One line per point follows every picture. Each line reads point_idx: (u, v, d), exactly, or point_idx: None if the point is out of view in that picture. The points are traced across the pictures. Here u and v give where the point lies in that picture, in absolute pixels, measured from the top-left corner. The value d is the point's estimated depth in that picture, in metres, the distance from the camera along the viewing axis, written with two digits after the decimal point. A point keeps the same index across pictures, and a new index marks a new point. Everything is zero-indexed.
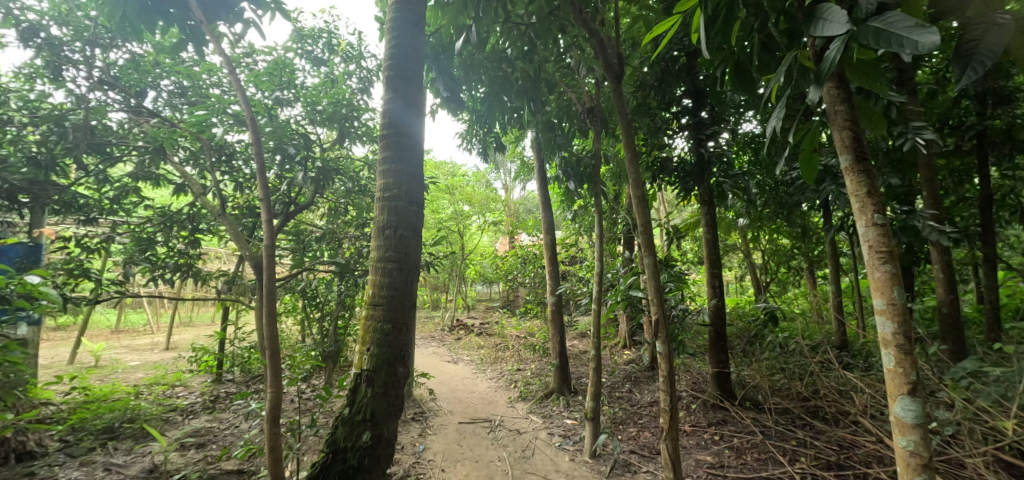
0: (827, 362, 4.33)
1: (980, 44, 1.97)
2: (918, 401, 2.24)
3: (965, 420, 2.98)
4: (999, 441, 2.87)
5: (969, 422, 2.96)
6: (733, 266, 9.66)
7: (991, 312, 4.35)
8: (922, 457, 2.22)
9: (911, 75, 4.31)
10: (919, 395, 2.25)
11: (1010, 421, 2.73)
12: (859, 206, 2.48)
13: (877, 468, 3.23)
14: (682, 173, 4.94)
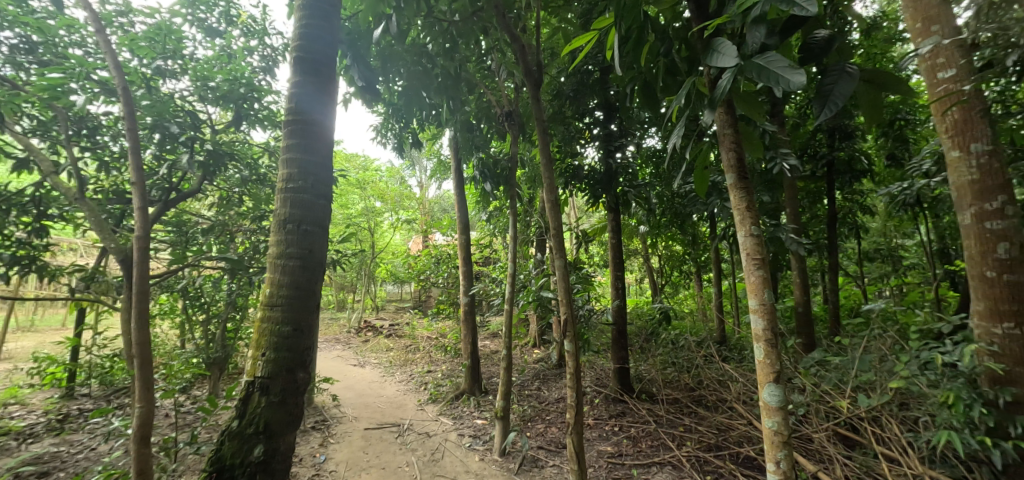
0: (709, 355, 4.88)
1: (835, 89, 2.36)
2: (782, 387, 2.62)
3: (813, 401, 3.56)
4: (836, 417, 3.45)
5: (816, 403, 3.54)
6: (634, 269, 10.49)
7: (833, 310, 5.24)
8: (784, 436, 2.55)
9: (781, 109, 5.06)
10: (781, 383, 2.62)
11: (845, 400, 3.31)
12: (740, 218, 2.85)
13: (747, 447, 3.71)
14: (593, 180, 5.25)
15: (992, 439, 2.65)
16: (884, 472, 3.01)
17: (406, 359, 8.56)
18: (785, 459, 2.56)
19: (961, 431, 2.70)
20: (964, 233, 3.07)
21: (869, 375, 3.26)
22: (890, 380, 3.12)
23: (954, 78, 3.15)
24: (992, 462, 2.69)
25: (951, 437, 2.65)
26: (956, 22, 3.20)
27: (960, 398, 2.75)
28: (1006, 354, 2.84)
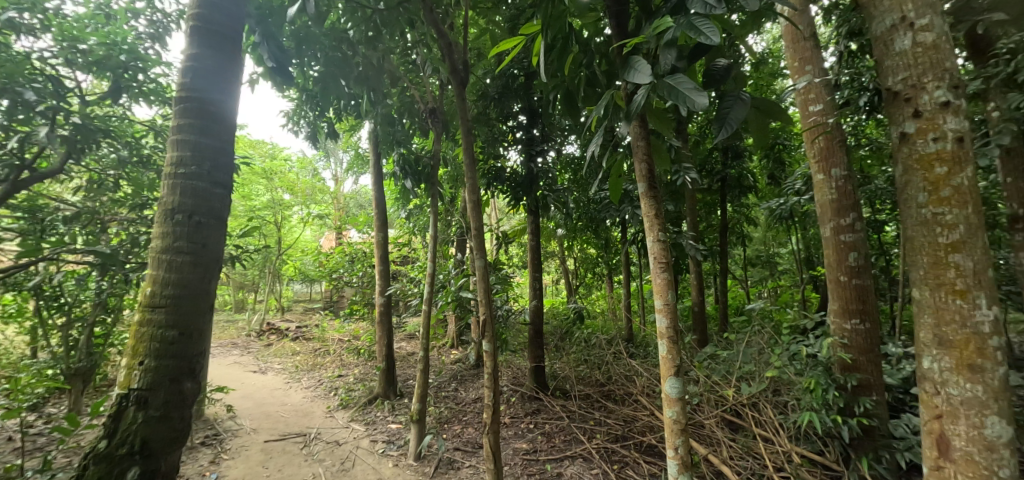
0: (617, 352, 5.21)
1: (730, 113, 2.65)
2: (682, 380, 2.87)
3: (705, 391, 3.96)
4: (723, 404, 3.86)
5: (708, 393, 3.94)
6: (551, 270, 10.92)
7: (723, 309, 5.90)
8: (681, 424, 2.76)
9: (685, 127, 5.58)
10: (681, 376, 2.85)
11: (731, 389, 3.73)
12: (649, 224, 3.09)
13: (650, 436, 4.01)
14: (514, 183, 5.38)
15: (842, 417, 3.15)
16: (760, 450, 3.41)
17: (314, 363, 8.05)
18: (682, 444, 2.79)
19: (820, 412, 3.17)
20: (824, 244, 3.60)
21: (750, 366, 3.73)
22: (767, 370, 3.56)
23: (821, 111, 3.71)
24: (841, 436, 3.20)
25: (814, 417, 3.10)
26: (824, 64, 3.76)
27: (820, 383, 3.23)
28: (853, 346, 3.34)
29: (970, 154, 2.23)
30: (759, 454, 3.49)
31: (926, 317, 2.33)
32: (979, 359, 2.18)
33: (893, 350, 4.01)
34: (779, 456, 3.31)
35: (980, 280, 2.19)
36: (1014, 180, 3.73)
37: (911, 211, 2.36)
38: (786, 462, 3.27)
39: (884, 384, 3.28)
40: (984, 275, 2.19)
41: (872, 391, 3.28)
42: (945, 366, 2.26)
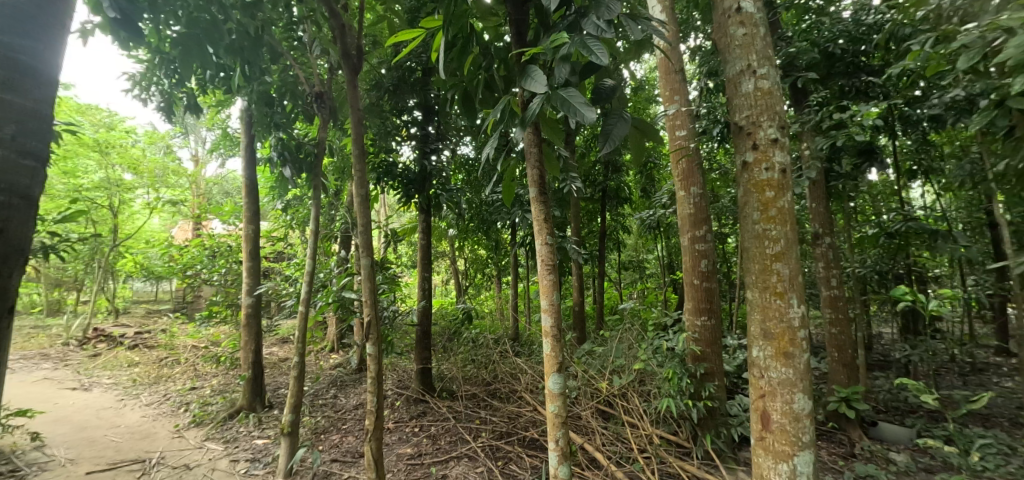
0: (503, 351, 5.37)
1: (614, 129, 2.88)
2: (564, 376, 3.03)
3: (582, 385, 4.27)
4: (597, 396, 4.21)
5: (584, 387, 4.26)
6: (440, 271, 10.97)
7: (599, 309, 6.43)
8: (562, 417, 2.91)
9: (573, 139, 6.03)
10: (563, 372, 3.03)
11: (604, 382, 4.08)
12: (539, 227, 3.22)
13: (533, 430, 4.19)
14: (406, 180, 5.20)
15: (693, 402, 3.65)
16: (628, 435, 3.79)
17: (159, 375, 6.89)
18: (563, 437, 2.95)
19: (676, 398, 3.64)
20: (683, 252, 4.14)
21: (621, 361, 4.15)
22: (634, 363, 3.99)
23: (686, 137, 4.25)
24: (692, 418, 3.70)
25: (671, 403, 3.54)
26: (689, 96, 4.32)
27: (676, 373, 3.70)
28: (701, 339, 3.91)
29: (791, 182, 2.75)
30: (626, 439, 3.87)
31: (755, 315, 2.81)
32: (793, 348, 2.69)
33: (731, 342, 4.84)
34: (643, 438, 3.72)
35: (793, 284, 2.72)
36: (817, 205, 4.70)
37: (749, 226, 2.82)
38: (648, 443, 3.68)
39: (723, 372, 3.88)
40: (796, 280, 2.72)
41: (715, 377, 3.86)
42: (768, 354, 2.75)
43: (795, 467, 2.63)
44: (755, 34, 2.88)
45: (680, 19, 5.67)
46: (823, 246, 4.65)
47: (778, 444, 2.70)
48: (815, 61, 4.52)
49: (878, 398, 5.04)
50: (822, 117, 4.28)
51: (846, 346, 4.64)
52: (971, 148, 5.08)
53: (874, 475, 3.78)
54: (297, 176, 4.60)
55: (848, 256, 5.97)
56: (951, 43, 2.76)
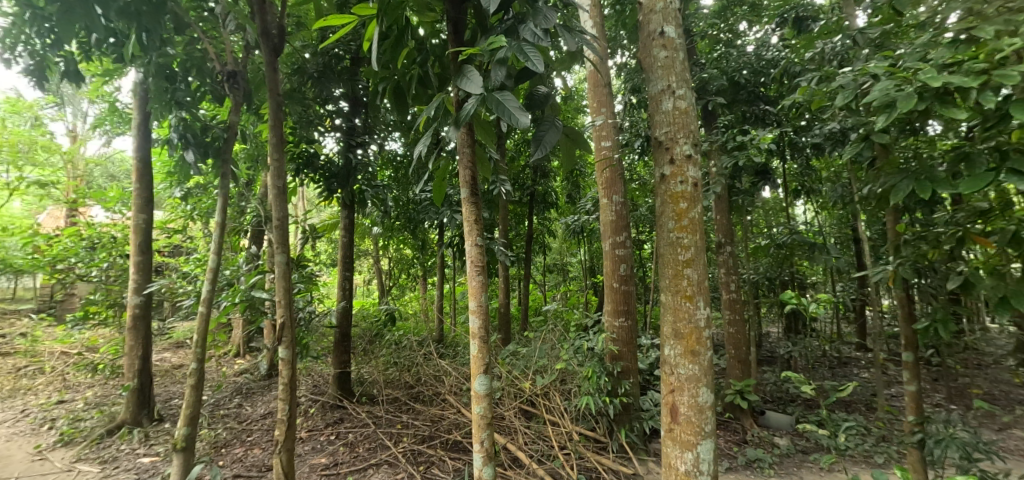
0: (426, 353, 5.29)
1: (546, 135, 2.95)
2: (491, 377, 3.03)
3: (506, 386, 4.33)
4: (520, 396, 4.27)
5: (508, 387, 4.32)
6: (363, 269, 11.35)
7: (524, 310, 6.78)
8: (487, 418, 2.91)
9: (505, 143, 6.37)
10: (489, 374, 3.00)
11: (528, 382, 4.16)
12: (469, 228, 3.19)
13: (456, 433, 4.11)
14: (327, 173, 5.03)
15: (610, 398, 3.87)
16: (549, 433, 3.90)
17: (16, 388, 6.05)
18: (488, 437, 2.95)
19: (595, 395, 3.83)
20: (604, 256, 4.36)
21: (543, 360, 4.32)
22: (557, 363, 4.14)
23: (610, 148, 4.51)
24: (609, 413, 3.90)
25: (591, 400, 3.71)
26: (615, 109, 4.56)
27: (596, 371, 3.93)
28: (619, 339, 4.15)
29: (701, 195, 2.96)
30: (547, 437, 3.98)
31: (668, 315, 2.98)
32: (699, 346, 2.91)
33: (644, 342, 5.19)
34: (563, 436, 3.84)
35: (701, 288, 2.94)
36: (720, 217, 5.20)
37: (664, 233, 2.98)
38: (568, 440, 3.82)
39: (638, 369, 4.15)
40: (704, 285, 2.93)
41: (630, 375, 4.11)
42: (677, 352, 2.96)
43: (698, 455, 2.83)
44: (675, 57, 3.08)
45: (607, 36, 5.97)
46: (725, 255, 5.16)
47: (684, 434, 2.89)
48: (723, 88, 5.02)
49: (763, 391, 5.70)
50: (727, 138, 4.77)
51: (742, 344, 5.18)
52: (842, 174, 5.91)
53: (762, 458, 4.30)
54: (201, 162, 4.06)
55: (743, 264, 6.67)
56: (834, 81, 3.18)
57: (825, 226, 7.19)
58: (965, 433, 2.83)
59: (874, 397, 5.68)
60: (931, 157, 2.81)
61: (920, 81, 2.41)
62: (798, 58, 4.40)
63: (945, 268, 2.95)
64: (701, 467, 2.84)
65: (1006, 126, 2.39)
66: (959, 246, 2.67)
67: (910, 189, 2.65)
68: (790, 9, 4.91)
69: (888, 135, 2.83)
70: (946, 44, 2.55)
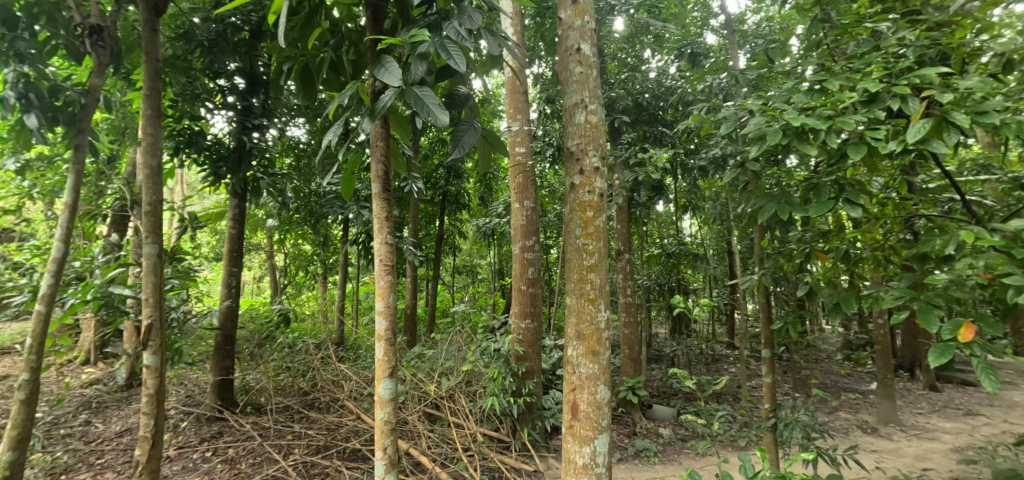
0: (326, 356, 5.10)
1: (464, 135, 2.88)
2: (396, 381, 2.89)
3: (412, 390, 4.24)
4: (424, 400, 4.20)
5: (413, 391, 4.24)
6: (253, 266, 10.99)
7: (433, 314, 7.54)
8: (390, 424, 2.80)
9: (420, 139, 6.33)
10: (394, 377, 2.89)
11: (433, 385, 4.12)
12: (379, 226, 3.01)
13: (354, 440, 4.03)
14: (214, 156, 4.52)
15: (514, 398, 3.98)
16: (453, 436, 3.88)
17: None
18: (391, 444, 2.85)
19: (499, 396, 3.91)
20: (513, 259, 4.46)
21: (449, 362, 4.36)
22: (463, 364, 4.17)
23: (524, 153, 4.69)
24: (513, 413, 4.02)
25: (496, 400, 3.81)
26: (530, 117, 4.76)
27: (501, 372, 4.03)
28: (524, 340, 4.29)
29: (605, 205, 3.06)
30: (451, 440, 3.94)
31: (572, 317, 3.01)
32: (599, 347, 2.96)
33: (548, 343, 5.42)
34: (467, 437, 3.84)
35: (602, 292, 3.00)
36: (620, 226, 5.66)
37: (571, 240, 3.03)
38: (472, 442, 3.82)
39: (540, 370, 4.30)
40: (605, 290, 2.98)
41: (533, 375, 4.25)
42: (579, 352, 2.97)
43: (595, 448, 2.88)
44: (588, 74, 3.14)
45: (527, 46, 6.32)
46: (623, 261, 5.61)
47: (583, 430, 2.91)
48: (629, 108, 5.66)
49: (649, 387, 6.28)
50: (629, 154, 5.24)
51: (635, 344, 5.64)
52: (720, 194, 6.73)
53: (649, 447, 4.79)
54: (47, 129, 3.36)
55: (637, 271, 7.29)
56: (719, 112, 3.63)
57: (707, 239, 8.17)
58: (806, 416, 3.38)
59: (737, 389, 6.55)
60: (789, 186, 3.29)
61: (784, 119, 2.82)
62: (691, 88, 5.09)
63: (795, 279, 3.48)
64: (598, 460, 2.89)
65: (844, 164, 2.88)
66: (807, 261, 3.16)
67: (774, 211, 3.07)
68: (687, 44, 5.63)
69: (758, 163, 3.26)
70: (804, 92, 3.02)
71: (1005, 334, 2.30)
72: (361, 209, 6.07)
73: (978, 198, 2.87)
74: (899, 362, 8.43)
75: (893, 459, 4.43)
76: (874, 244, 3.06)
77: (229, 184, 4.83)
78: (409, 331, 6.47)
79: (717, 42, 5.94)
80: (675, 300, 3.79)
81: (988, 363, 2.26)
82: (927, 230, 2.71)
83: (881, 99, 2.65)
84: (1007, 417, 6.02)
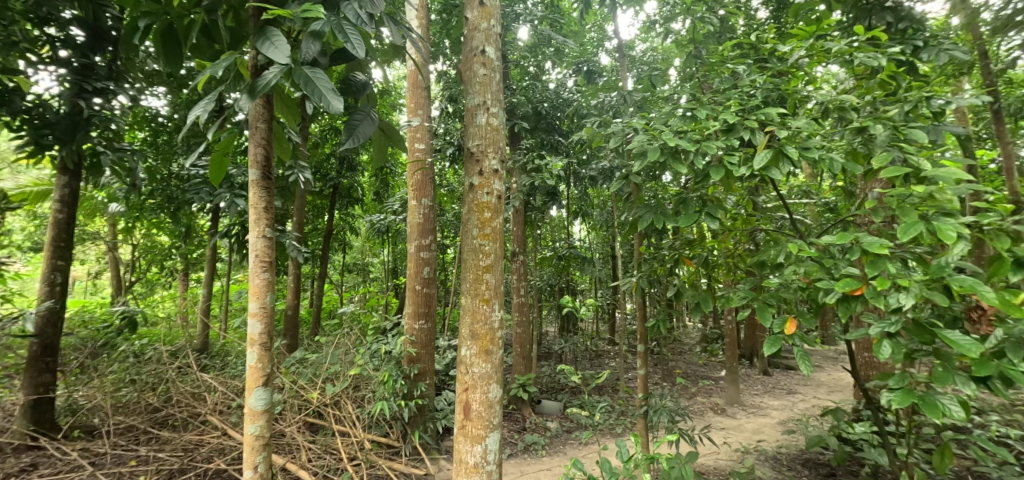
0: (185, 365, 4.81)
1: (359, 126, 2.57)
2: (270, 389, 2.53)
3: (291, 398, 4.23)
4: (305, 408, 4.25)
5: (292, 399, 4.23)
6: (88, 258, 9.26)
7: (317, 314, 7.46)
8: (265, 439, 2.47)
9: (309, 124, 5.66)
10: (270, 385, 2.54)
11: (314, 393, 4.16)
12: (255, 217, 2.54)
13: (218, 459, 3.93)
14: (41, 122, 3.75)
15: (405, 402, 4.18)
16: (337, 445, 3.95)
17: None
18: (264, 461, 2.49)
19: (390, 400, 4.04)
20: (409, 258, 4.58)
21: (334, 367, 4.39)
22: (351, 369, 4.27)
23: (424, 150, 4.77)
24: (403, 417, 4.24)
25: (386, 405, 3.95)
26: (432, 113, 4.76)
27: (392, 376, 4.12)
28: (417, 342, 4.47)
29: (503, 206, 2.90)
30: (335, 448, 4.02)
31: (465, 317, 2.81)
32: (493, 346, 2.79)
33: (442, 344, 5.44)
34: (353, 446, 3.92)
35: (497, 292, 2.83)
36: (516, 228, 5.89)
37: (468, 240, 2.83)
38: (358, 449, 3.91)
39: (434, 371, 4.53)
40: (500, 289, 2.84)
41: (426, 376, 4.46)
42: (472, 351, 2.78)
43: (487, 447, 2.71)
44: (492, 77, 2.98)
45: (432, 41, 6.29)
46: (518, 262, 5.85)
47: (474, 429, 2.74)
48: (529, 114, 5.95)
49: (537, 383, 6.60)
50: (528, 159, 5.51)
51: (525, 342, 5.87)
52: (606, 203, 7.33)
53: (537, 441, 5.04)
54: None
55: (530, 272, 7.64)
56: (609, 127, 3.98)
57: (594, 244, 8.87)
58: (671, 403, 3.84)
59: (615, 382, 7.19)
60: (664, 198, 3.70)
61: (662, 139, 3.16)
62: (586, 102, 5.49)
63: (666, 282, 3.94)
64: (489, 458, 2.75)
65: (706, 183, 3.31)
66: (675, 266, 3.59)
67: (651, 220, 3.42)
68: (584, 62, 6.06)
69: (640, 177, 3.62)
70: (678, 116, 3.43)
71: (816, 327, 2.83)
72: (235, 197, 5.36)
73: (802, 218, 3.52)
74: (743, 352, 9.99)
75: (735, 434, 5.24)
76: (726, 252, 3.58)
77: (56, 157, 4.01)
78: (290, 334, 5.93)
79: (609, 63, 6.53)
80: (565, 301, 4.32)
81: (805, 351, 2.66)
82: (765, 242, 3.24)
83: (736, 129, 3.10)
84: (816, 395, 7.47)
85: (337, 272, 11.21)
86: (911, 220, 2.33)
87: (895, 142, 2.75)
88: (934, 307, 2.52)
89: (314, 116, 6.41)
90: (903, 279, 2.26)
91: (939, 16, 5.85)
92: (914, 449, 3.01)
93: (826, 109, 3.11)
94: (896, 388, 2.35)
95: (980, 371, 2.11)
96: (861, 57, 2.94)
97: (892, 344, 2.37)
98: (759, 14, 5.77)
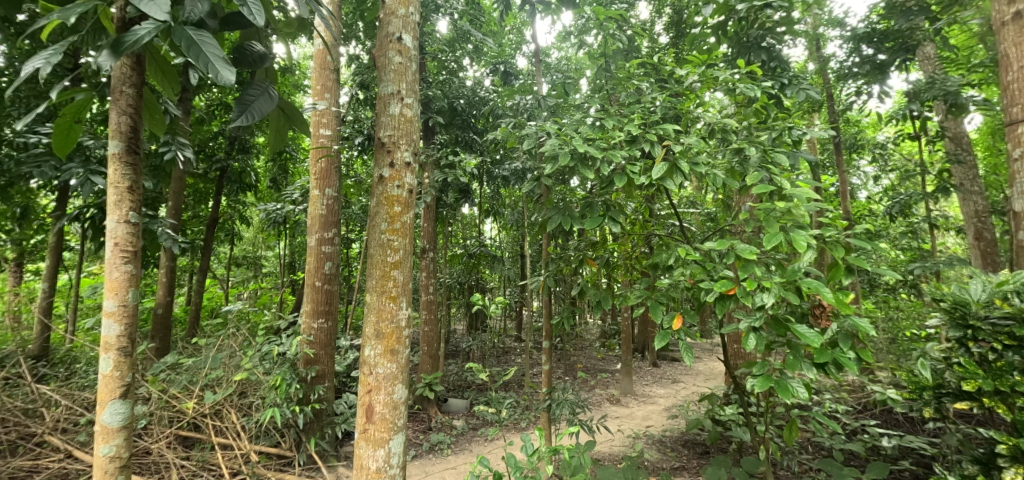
0: (14, 377, 4.28)
1: (253, 103, 2.21)
2: (129, 401, 2.12)
3: (157, 409, 3.82)
4: (177, 420, 3.86)
5: (160, 410, 3.83)
6: None
7: (195, 311, 6.57)
8: (122, 460, 2.09)
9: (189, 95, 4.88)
10: (131, 395, 2.14)
11: (190, 403, 3.82)
12: (116, 199, 2.09)
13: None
14: None
15: (299, 407, 4.02)
16: (217, 460, 3.68)
17: None
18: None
19: (282, 406, 3.89)
20: (309, 251, 4.38)
21: (217, 372, 4.07)
22: (237, 374, 3.97)
23: (330, 136, 4.55)
24: (296, 424, 4.01)
25: (276, 411, 3.78)
26: (339, 96, 4.59)
27: (286, 379, 3.99)
28: (315, 342, 4.31)
29: (415, 200, 2.68)
30: (213, 463, 3.72)
31: (370, 315, 2.56)
32: (399, 345, 2.56)
33: (343, 345, 5.18)
34: (237, 458, 3.68)
35: (406, 290, 2.62)
36: (426, 225, 5.80)
37: (375, 234, 2.58)
38: (242, 462, 3.68)
39: (332, 372, 4.42)
40: (408, 287, 2.64)
41: (322, 379, 4.29)
42: (377, 351, 2.53)
43: (391, 450, 2.45)
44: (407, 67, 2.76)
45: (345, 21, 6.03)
46: (427, 259, 5.82)
47: (377, 432, 2.48)
48: (444, 109, 5.95)
49: (445, 381, 6.58)
50: (441, 155, 5.47)
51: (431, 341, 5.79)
52: (517, 203, 7.51)
53: (443, 440, 5.00)
54: None
55: (441, 270, 7.65)
56: (523, 129, 4.11)
57: (503, 243, 9.08)
58: (573, 396, 4.06)
59: (521, 377, 7.40)
60: (571, 201, 3.88)
61: (573, 145, 3.29)
62: (501, 103, 5.63)
63: (571, 281, 4.15)
64: (393, 463, 2.49)
65: (611, 190, 3.51)
66: (580, 266, 3.83)
67: (560, 222, 3.57)
68: (501, 62, 6.20)
69: (551, 180, 3.78)
70: (588, 125, 3.63)
71: (697, 323, 3.14)
72: (91, 175, 4.47)
73: (689, 225, 3.92)
74: (635, 346, 10.91)
75: (628, 421, 5.72)
76: (625, 255, 3.86)
77: None
78: (161, 336, 5.16)
79: (525, 67, 6.75)
80: (478, 299, 4.62)
81: (688, 344, 2.90)
82: (658, 246, 3.55)
83: (638, 141, 3.32)
84: (694, 382, 8.44)
85: (224, 265, 10.15)
86: (773, 231, 2.73)
87: (764, 163, 3.18)
88: (789, 305, 2.94)
89: (198, 88, 5.67)
90: (766, 281, 2.61)
91: (800, 59, 6.99)
92: (769, 426, 3.55)
93: (711, 130, 3.49)
94: (758, 374, 2.72)
95: (821, 358, 2.53)
96: (741, 87, 3.38)
97: (757, 337, 2.71)
98: (661, 40, 6.37)
